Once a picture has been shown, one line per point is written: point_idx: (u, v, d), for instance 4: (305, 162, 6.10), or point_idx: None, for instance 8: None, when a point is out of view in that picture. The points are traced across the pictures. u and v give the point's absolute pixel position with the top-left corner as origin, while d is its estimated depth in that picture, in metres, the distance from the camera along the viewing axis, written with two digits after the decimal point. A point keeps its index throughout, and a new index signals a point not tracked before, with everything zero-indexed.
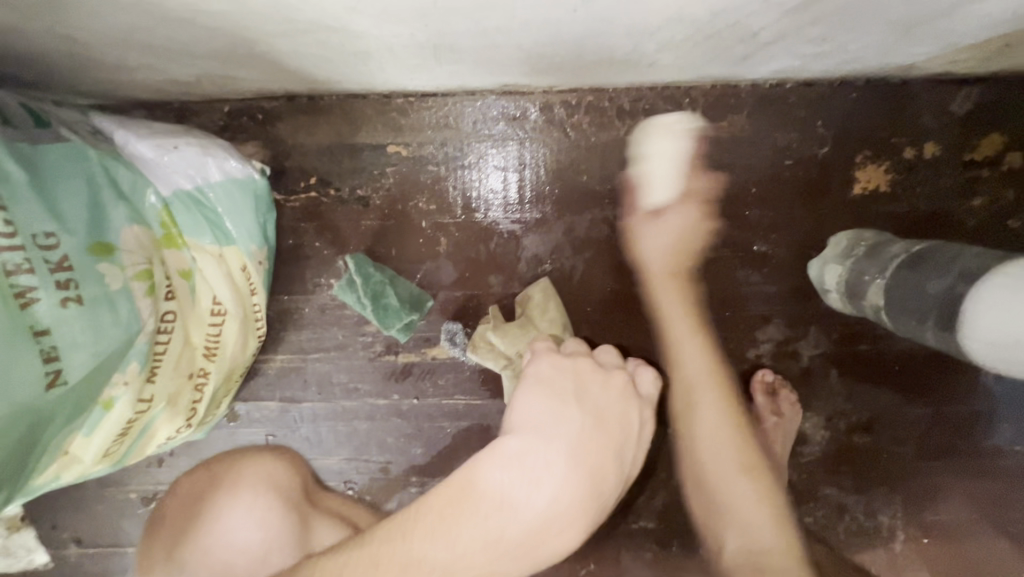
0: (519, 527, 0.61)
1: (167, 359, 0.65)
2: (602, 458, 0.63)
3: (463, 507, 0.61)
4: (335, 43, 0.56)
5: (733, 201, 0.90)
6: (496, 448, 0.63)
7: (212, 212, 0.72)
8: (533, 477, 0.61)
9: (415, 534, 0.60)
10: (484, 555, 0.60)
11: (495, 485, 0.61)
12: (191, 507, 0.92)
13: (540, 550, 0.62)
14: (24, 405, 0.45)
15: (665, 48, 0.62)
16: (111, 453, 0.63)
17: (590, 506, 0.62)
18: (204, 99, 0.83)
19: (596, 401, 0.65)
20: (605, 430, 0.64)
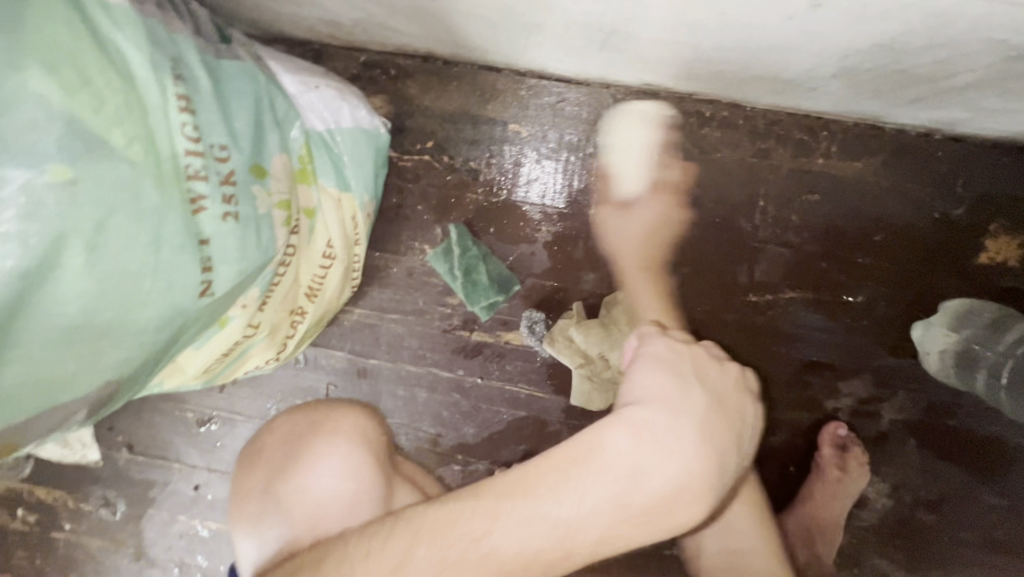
0: (625, 504, 0.45)
1: (279, 291, 0.65)
2: (724, 442, 0.49)
3: (562, 470, 0.47)
4: (519, 10, 0.55)
5: (848, 245, 0.87)
6: (601, 433, 0.47)
7: (338, 157, 0.73)
8: (657, 455, 0.46)
9: (496, 497, 0.47)
10: (594, 527, 0.46)
11: (611, 460, 0.46)
12: (293, 440, 0.70)
13: (647, 529, 0.46)
14: (179, 308, 0.45)
15: (840, 75, 0.60)
16: (209, 370, 0.64)
17: (714, 489, 0.47)
18: (344, 46, 0.84)
19: (718, 387, 0.52)
20: (729, 419, 0.50)
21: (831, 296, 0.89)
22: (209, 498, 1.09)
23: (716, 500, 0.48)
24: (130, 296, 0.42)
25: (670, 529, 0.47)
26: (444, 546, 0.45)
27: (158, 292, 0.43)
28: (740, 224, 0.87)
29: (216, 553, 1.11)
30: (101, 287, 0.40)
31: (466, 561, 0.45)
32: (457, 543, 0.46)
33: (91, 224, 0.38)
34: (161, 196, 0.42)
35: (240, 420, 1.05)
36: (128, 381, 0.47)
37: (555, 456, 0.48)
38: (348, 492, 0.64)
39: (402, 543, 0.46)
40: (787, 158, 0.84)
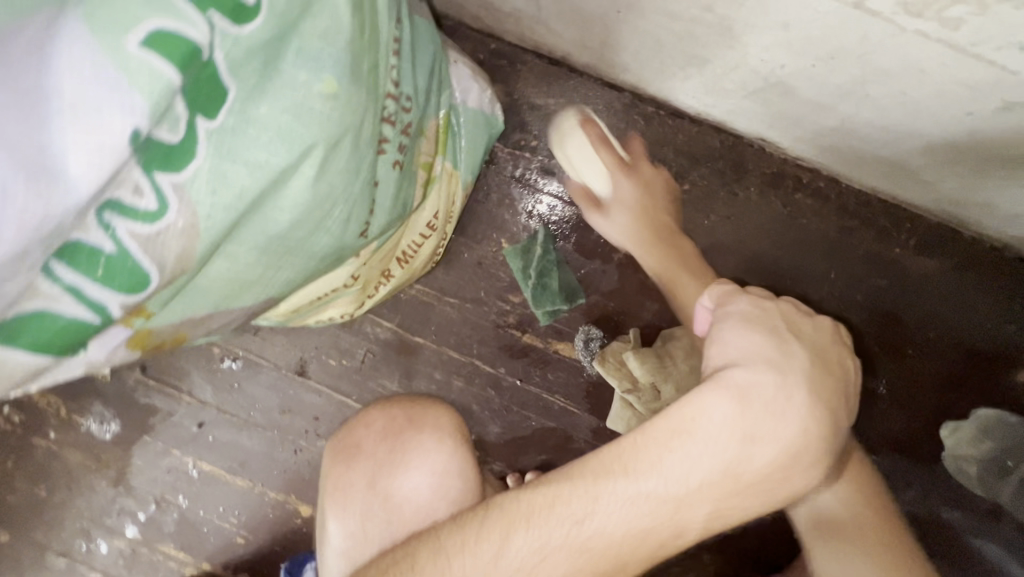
0: (740, 471, 0.44)
1: (384, 249, 0.65)
2: (830, 396, 0.48)
3: (662, 446, 0.44)
4: (697, 41, 0.57)
5: (902, 335, 0.90)
6: (702, 404, 0.44)
7: (457, 133, 0.73)
8: (767, 420, 0.44)
9: (592, 477, 0.45)
10: (707, 504, 0.45)
11: (715, 429, 0.44)
12: (394, 435, 0.71)
13: (761, 496, 0.46)
14: (341, 241, 0.46)
15: (963, 173, 0.63)
16: (296, 310, 0.63)
17: (825, 448, 0.47)
18: (480, 30, 0.86)
19: (815, 341, 0.51)
20: (830, 369, 0.50)
21: (873, 379, 0.91)
22: (209, 438, 1.06)
23: (830, 459, 0.47)
24: (322, 221, 0.44)
25: (785, 496, 0.46)
26: (547, 531, 0.45)
27: (340, 221, 0.45)
28: (808, 291, 0.90)
29: (200, 497, 1.07)
30: (310, 203, 0.42)
31: (574, 545, 0.45)
32: (559, 527, 0.45)
33: (330, 141, 0.40)
34: (372, 131, 0.43)
35: (266, 366, 1.03)
36: (276, 298, 0.49)
37: (661, 433, 0.45)
38: (454, 490, 0.66)
39: (499, 530, 0.46)
40: (866, 239, 0.88)
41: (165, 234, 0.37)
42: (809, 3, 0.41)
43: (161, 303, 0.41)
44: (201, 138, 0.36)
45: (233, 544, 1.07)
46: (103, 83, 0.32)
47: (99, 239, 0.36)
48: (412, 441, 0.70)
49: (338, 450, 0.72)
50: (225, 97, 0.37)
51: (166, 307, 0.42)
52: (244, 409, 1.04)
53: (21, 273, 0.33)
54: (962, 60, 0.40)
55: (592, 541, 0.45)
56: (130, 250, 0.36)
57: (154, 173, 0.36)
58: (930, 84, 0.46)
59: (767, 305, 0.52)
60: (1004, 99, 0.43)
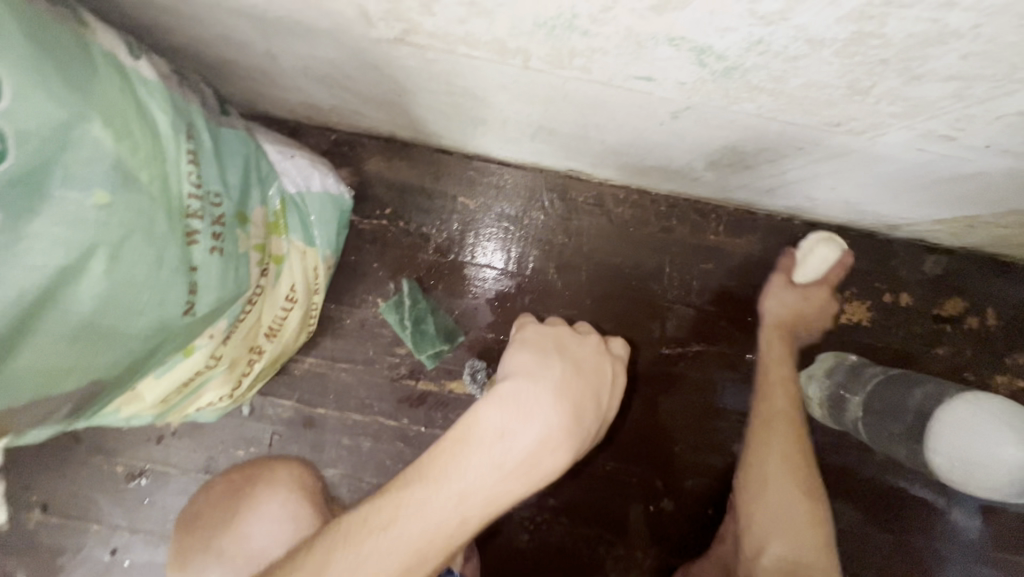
0: (508, 461, 0.52)
1: (244, 326, 0.71)
2: (582, 392, 0.57)
3: (447, 451, 0.53)
4: (466, 107, 0.70)
5: (741, 307, 1.04)
6: (475, 413, 0.54)
7: (306, 216, 0.83)
8: (524, 416, 0.53)
9: (393, 492, 0.52)
10: (487, 492, 0.52)
11: (487, 432, 0.53)
12: (234, 490, 0.98)
13: (527, 481, 0.53)
14: (165, 320, 0.54)
15: (711, 168, 0.78)
16: (166, 400, 0.68)
17: (575, 433, 0.54)
18: (319, 126, 0.98)
19: (578, 357, 0.62)
20: (586, 372, 0.60)
21: (730, 350, 1.04)
22: (126, 563, 1.03)
23: (581, 441, 0.55)
24: (134, 306, 0.50)
25: (545, 477, 0.54)
26: (359, 547, 0.50)
27: (153, 303, 0.52)
28: (654, 287, 1.03)
29: None
30: (111, 290, 0.48)
31: (379, 553, 0.50)
32: (370, 539, 0.50)
33: (116, 239, 0.47)
34: (168, 226, 0.51)
35: (174, 473, 1.03)
36: (110, 382, 0.53)
37: (446, 439, 0.53)
38: (286, 530, 0.93)
39: (321, 553, 0.50)
40: (686, 233, 1.03)
41: None
42: (500, 70, 0.54)
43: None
44: None
45: None
46: None
47: None
48: (247, 497, 0.96)
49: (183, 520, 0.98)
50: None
51: None
52: (158, 524, 1.03)
53: None
54: (617, 90, 0.53)
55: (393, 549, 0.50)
56: None
57: None
58: (620, 110, 0.60)
59: (538, 335, 0.64)
60: (667, 111, 0.57)
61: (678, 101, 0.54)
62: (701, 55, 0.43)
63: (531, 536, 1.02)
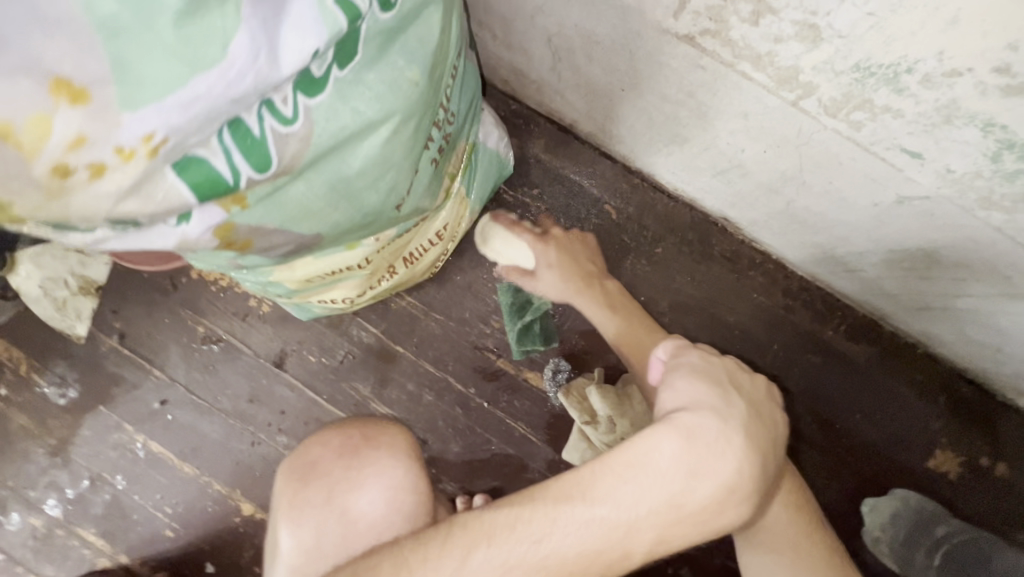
0: (683, 504, 0.48)
1: (397, 244, 0.74)
2: (763, 443, 0.54)
3: (619, 475, 0.48)
4: (682, 122, 0.71)
5: (833, 412, 1.01)
6: (655, 442, 0.49)
7: (476, 167, 0.86)
8: (709, 457, 0.49)
9: (551, 501, 0.48)
10: (656, 529, 0.48)
11: (668, 463, 0.48)
12: (348, 451, 0.66)
13: (698, 528, 0.50)
14: (382, 203, 0.59)
15: (882, 264, 0.77)
16: (308, 282, 0.71)
17: (752, 489, 0.52)
18: (505, 92, 1.01)
19: (750, 396, 0.59)
20: (767, 422, 0.57)
21: (805, 450, 1.01)
22: (169, 417, 1.06)
23: (756, 497, 0.53)
24: (374, 179, 0.57)
25: (715, 527, 0.51)
26: (506, 548, 0.47)
27: (387, 184, 0.58)
28: (755, 358, 1.01)
29: (143, 478, 1.06)
30: (375, 158, 0.55)
31: (528, 563, 0.47)
32: (520, 545, 0.47)
33: (404, 114, 0.53)
34: (426, 123, 0.57)
35: (244, 353, 1.05)
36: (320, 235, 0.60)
37: (618, 461, 0.49)
38: (407, 506, 0.62)
39: (459, 549, 0.46)
40: (806, 320, 1.01)
41: (287, 136, 0.48)
42: (762, 98, 0.56)
43: (256, 199, 0.51)
44: (330, 84, 0.48)
45: (162, 536, 1.06)
46: (308, 16, 0.44)
47: (252, 122, 0.46)
48: (368, 460, 0.65)
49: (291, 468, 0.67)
50: (354, 56, 0.49)
51: (255, 206, 0.51)
52: (212, 394, 1.06)
53: (203, 129, 0.43)
54: (867, 156, 0.54)
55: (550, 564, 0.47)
56: (267, 137, 0.47)
57: (300, 92, 0.47)
58: (849, 176, 0.60)
59: (707, 360, 0.61)
60: (898, 192, 0.57)
61: (921, 188, 0.54)
62: (1002, 150, 0.43)
63: None
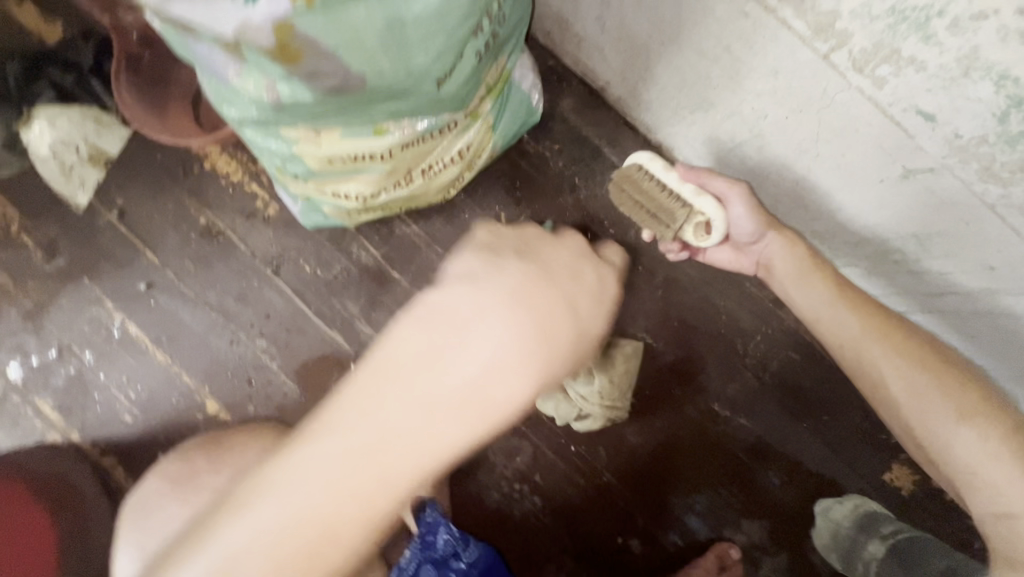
0: (440, 399, 0.35)
1: (420, 147, 0.75)
2: (552, 301, 0.39)
3: (357, 398, 0.35)
4: (712, 81, 0.75)
5: (802, 411, 1.04)
6: (395, 337, 0.35)
7: (506, 102, 0.88)
8: (442, 324, 0.36)
9: (275, 463, 0.35)
10: (430, 448, 0.35)
11: (411, 359, 0.35)
12: (200, 465, 0.78)
13: (478, 427, 0.36)
14: (429, 63, 0.58)
15: (875, 253, 0.80)
16: (328, 163, 0.72)
17: (533, 353, 0.37)
18: (545, 45, 1.03)
19: (551, 259, 0.43)
20: (604, 293, 0.44)
21: (769, 442, 1.04)
22: (151, 302, 1.05)
23: (555, 368, 0.38)
24: (432, 32, 0.55)
25: (495, 417, 0.36)
26: (217, 546, 0.33)
27: (440, 43, 0.56)
28: (736, 345, 1.04)
29: (113, 358, 1.05)
30: (438, 8, 0.53)
31: (248, 561, 0.33)
32: (235, 535, 0.34)
33: None
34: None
35: (240, 252, 1.05)
36: (364, 84, 0.56)
37: (357, 374, 0.35)
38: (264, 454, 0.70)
39: (171, 563, 0.34)
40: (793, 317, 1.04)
41: None
42: (795, 51, 0.59)
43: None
44: None
45: (120, 421, 1.05)
46: None
47: None
48: (231, 453, 0.78)
49: (160, 486, 0.77)
50: None
51: (316, 12, 0.48)
52: (199, 288, 1.05)
53: None
54: (883, 121, 0.58)
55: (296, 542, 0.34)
56: None
57: None
58: (861, 146, 0.63)
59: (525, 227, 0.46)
60: (904, 165, 0.61)
61: (927, 157, 0.57)
62: (1010, 110, 0.47)
63: (498, 499, 1.05)
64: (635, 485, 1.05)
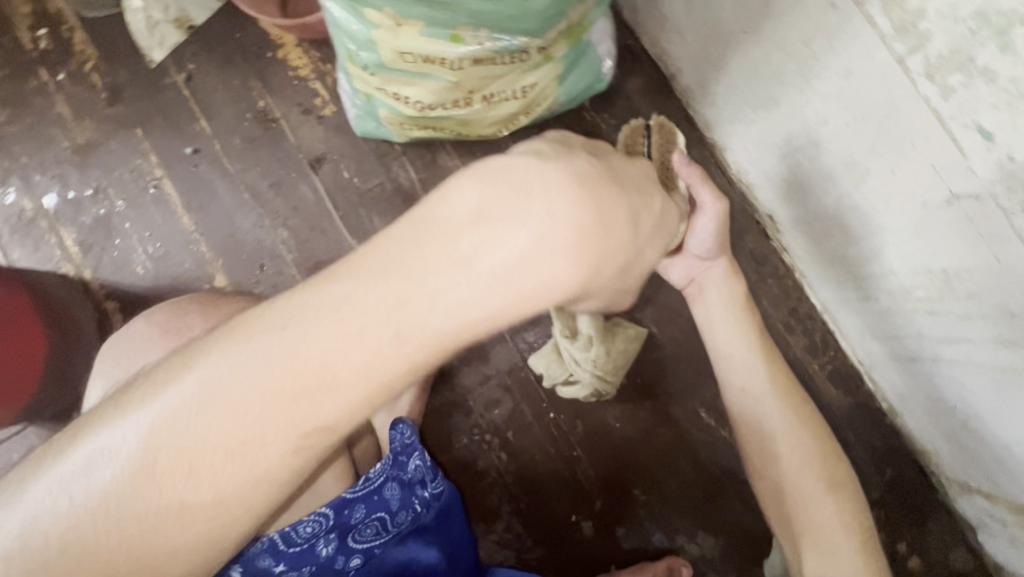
0: (472, 262, 0.40)
1: (490, 69, 0.78)
2: (594, 216, 0.42)
3: (399, 250, 0.40)
4: (782, 79, 0.76)
5: None
6: (444, 203, 0.41)
7: (578, 59, 0.90)
8: (494, 211, 0.40)
9: (311, 294, 0.41)
10: (463, 311, 0.41)
11: (450, 227, 0.40)
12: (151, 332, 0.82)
13: (516, 306, 0.42)
14: None
15: (896, 292, 0.80)
16: (400, 60, 0.75)
17: (576, 251, 0.41)
18: (628, 23, 1.05)
19: (624, 172, 0.47)
20: (641, 235, 0.47)
21: (746, 461, 1.03)
22: (192, 167, 1.09)
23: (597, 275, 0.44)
24: None
25: (528, 299, 0.41)
26: (251, 349, 0.40)
27: None
28: None
29: (142, 210, 1.09)
30: None
31: (278, 364, 0.39)
32: (263, 346, 0.40)
33: None
34: None
35: (288, 142, 1.08)
36: None
37: (391, 234, 0.41)
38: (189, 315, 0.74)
39: (211, 352, 0.40)
40: (801, 345, 1.02)
41: None
42: (872, 52, 0.61)
43: None
44: None
45: (132, 270, 1.08)
46: None
47: None
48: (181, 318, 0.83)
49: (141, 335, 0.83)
50: None
51: None
52: (241, 166, 1.08)
53: None
54: (941, 138, 0.58)
55: (332, 331, 0.39)
56: None
57: None
58: (914, 164, 0.64)
59: (579, 150, 0.46)
60: (952, 188, 0.61)
61: (977, 182, 0.58)
62: None
63: (466, 444, 1.05)
64: (603, 468, 1.04)
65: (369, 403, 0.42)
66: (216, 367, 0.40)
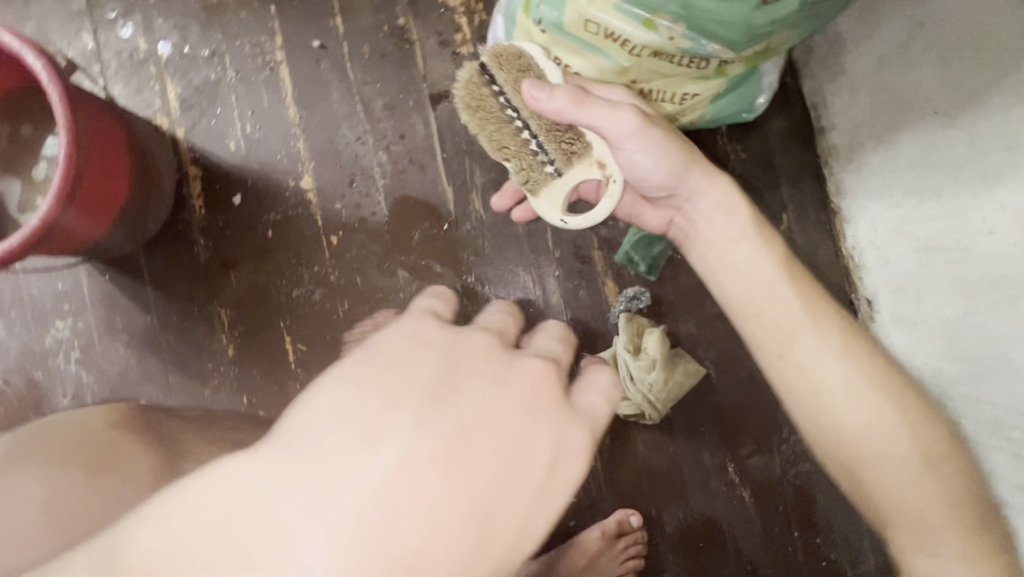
0: (376, 414, 0.42)
1: (668, 65, 0.74)
2: (491, 365, 0.49)
3: (294, 435, 0.41)
4: (960, 177, 0.73)
5: (797, 515, 1.03)
6: (305, 399, 0.43)
7: (745, 82, 0.86)
8: (404, 365, 0.46)
9: (198, 479, 0.39)
10: (402, 481, 0.39)
11: (322, 418, 0.42)
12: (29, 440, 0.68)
13: (451, 471, 0.41)
14: None
15: (981, 425, 0.76)
16: (584, 25, 0.71)
17: (491, 399, 0.46)
18: (794, 61, 1.00)
19: (468, 355, 0.49)
20: (554, 403, 0.50)
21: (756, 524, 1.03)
22: (314, 62, 1.06)
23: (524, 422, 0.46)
24: None
25: (472, 448, 0.42)
26: (152, 523, 0.38)
27: None
28: (780, 426, 1.03)
29: (252, 88, 1.06)
30: None
31: (196, 523, 0.37)
32: (166, 514, 0.37)
33: None
34: None
35: (415, 69, 1.05)
36: None
37: (292, 411, 0.43)
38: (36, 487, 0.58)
39: (109, 544, 0.38)
40: None
41: None
42: None
43: None
44: None
45: (224, 144, 1.06)
46: None
47: None
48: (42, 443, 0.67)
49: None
50: None
51: None
52: (362, 76, 1.05)
53: None
54: None
55: (323, 442, 0.40)
56: None
57: None
58: None
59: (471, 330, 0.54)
60: None
61: None
62: None
63: None
64: (619, 485, 1.03)
65: (334, 572, 0.36)
66: (133, 547, 0.37)
